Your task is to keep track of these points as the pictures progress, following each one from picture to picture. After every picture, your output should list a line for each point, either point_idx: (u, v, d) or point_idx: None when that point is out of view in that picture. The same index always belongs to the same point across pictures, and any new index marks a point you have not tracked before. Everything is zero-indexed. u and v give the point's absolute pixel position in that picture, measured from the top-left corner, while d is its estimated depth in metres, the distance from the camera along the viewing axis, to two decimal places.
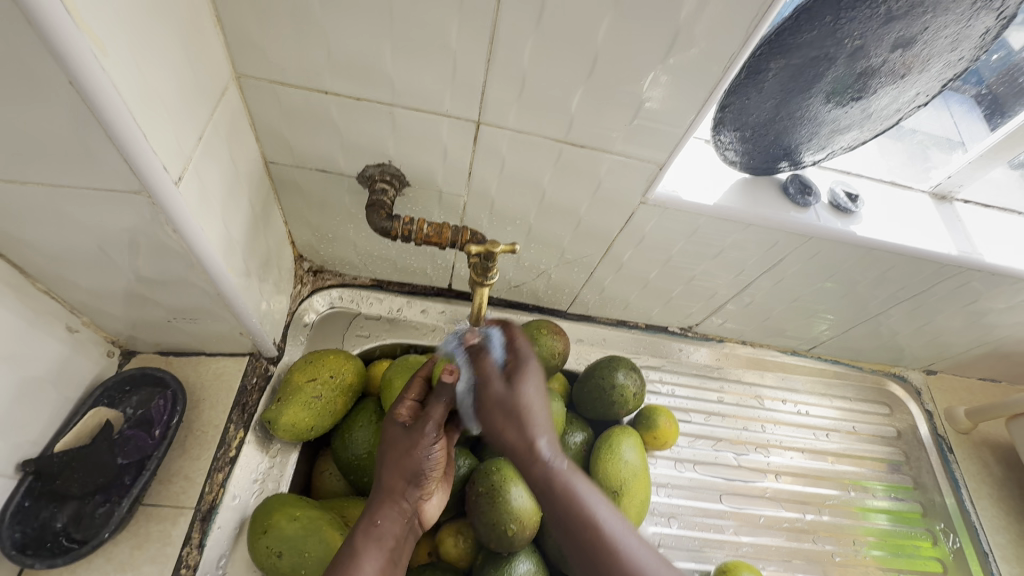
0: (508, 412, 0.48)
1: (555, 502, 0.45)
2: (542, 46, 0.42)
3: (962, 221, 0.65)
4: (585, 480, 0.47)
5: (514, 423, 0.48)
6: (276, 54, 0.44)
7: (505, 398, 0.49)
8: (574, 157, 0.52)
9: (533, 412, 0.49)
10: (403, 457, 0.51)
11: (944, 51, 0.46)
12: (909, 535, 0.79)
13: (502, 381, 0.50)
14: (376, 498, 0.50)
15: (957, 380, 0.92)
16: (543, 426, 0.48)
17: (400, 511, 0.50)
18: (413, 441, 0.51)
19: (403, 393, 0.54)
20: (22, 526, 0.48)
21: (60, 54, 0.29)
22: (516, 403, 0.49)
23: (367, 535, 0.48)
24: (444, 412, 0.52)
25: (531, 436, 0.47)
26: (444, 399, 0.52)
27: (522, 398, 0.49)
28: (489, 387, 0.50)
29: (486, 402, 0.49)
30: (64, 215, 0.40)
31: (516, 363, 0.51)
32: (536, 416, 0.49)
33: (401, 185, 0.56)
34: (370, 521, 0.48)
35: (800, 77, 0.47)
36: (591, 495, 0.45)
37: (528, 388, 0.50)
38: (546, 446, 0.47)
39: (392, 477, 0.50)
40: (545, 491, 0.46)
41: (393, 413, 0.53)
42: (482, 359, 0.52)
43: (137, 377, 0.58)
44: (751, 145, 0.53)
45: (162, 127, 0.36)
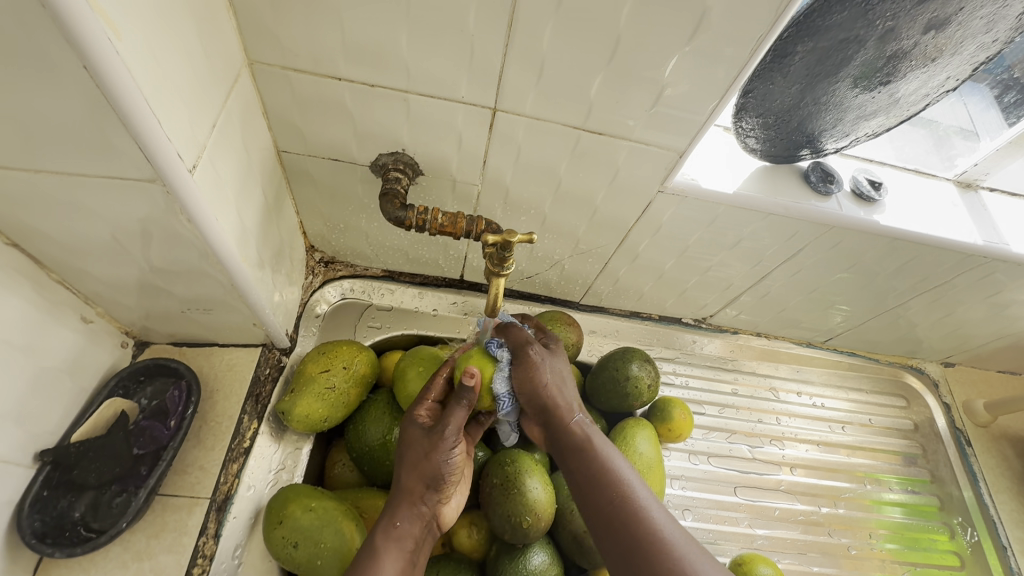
0: (548, 377, 0.51)
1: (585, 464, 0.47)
2: (563, 29, 0.41)
3: (988, 210, 0.64)
4: (617, 452, 0.48)
5: (544, 389, 0.50)
6: (290, 40, 0.43)
7: (543, 364, 0.51)
8: (591, 144, 0.51)
9: (565, 384, 0.51)
10: (421, 460, 0.49)
11: (978, 33, 0.44)
12: (925, 529, 0.78)
13: (540, 349, 0.52)
14: (396, 500, 0.49)
15: (975, 372, 0.90)
16: (574, 394, 0.51)
17: (418, 513, 0.49)
18: (432, 446, 0.49)
19: (423, 393, 0.52)
20: (42, 515, 0.48)
21: (74, 37, 0.28)
22: (549, 366, 0.52)
23: (387, 536, 0.46)
24: (462, 417, 0.49)
25: (566, 398, 0.50)
26: (465, 402, 0.49)
27: (556, 365, 0.52)
28: (523, 359, 0.50)
29: (519, 372, 0.50)
30: (78, 204, 0.40)
31: (544, 338, 0.56)
32: (568, 388, 0.51)
33: (414, 173, 0.55)
34: (391, 522, 0.47)
35: (827, 61, 0.45)
36: (620, 462, 0.47)
37: (555, 363, 0.52)
38: (580, 413, 0.50)
39: (411, 478, 0.49)
40: (576, 457, 0.48)
41: (414, 414, 0.51)
42: (517, 333, 0.52)
43: (152, 367, 0.57)
44: (773, 132, 0.52)
45: (176, 113, 0.36)
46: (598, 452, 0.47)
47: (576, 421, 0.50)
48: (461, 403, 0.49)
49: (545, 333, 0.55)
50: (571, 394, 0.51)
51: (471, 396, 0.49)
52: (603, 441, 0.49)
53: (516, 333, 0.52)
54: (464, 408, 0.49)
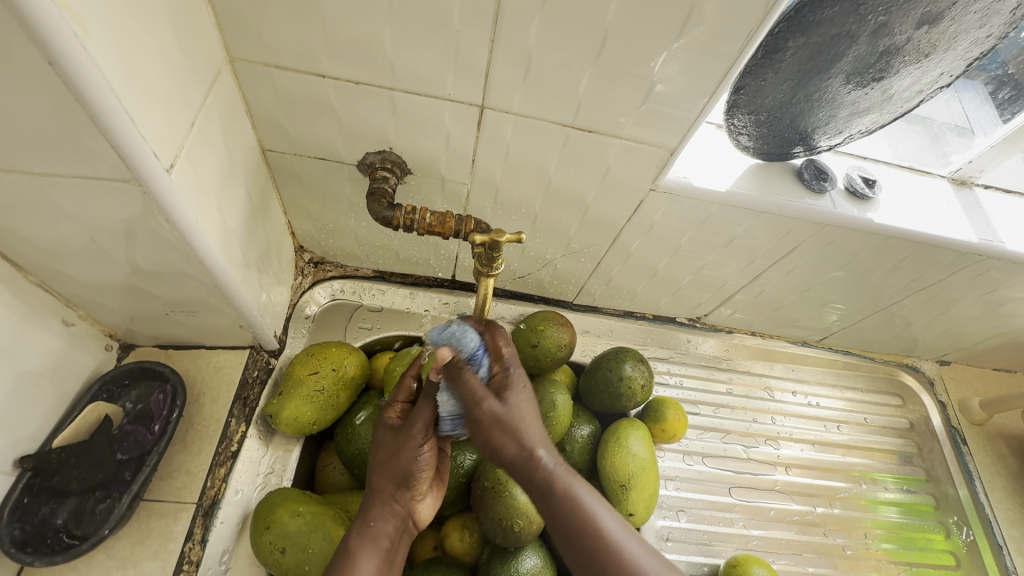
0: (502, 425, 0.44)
1: (553, 509, 0.43)
2: (549, 25, 0.40)
3: (983, 208, 0.63)
4: (588, 489, 0.44)
5: (511, 436, 0.44)
6: (271, 36, 0.42)
7: (503, 412, 0.44)
8: (581, 143, 0.50)
9: (526, 424, 0.44)
10: (393, 459, 0.48)
11: (972, 27, 0.43)
12: (921, 528, 0.78)
13: (493, 397, 0.44)
14: (369, 500, 0.48)
15: (971, 370, 0.90)
16: (538, 431, 0.45)
17: (393, 511, 0.48)
18: (402, 444, 0.48)
19: (393, 393, 0.51)
20: (22, 522, 0.48)
21: (38, 33, 0.27)
22: (512, 413, 0.44)
23: (362, 536, 0.46)
24: (431, 413, 0.47)
25: (530, 446, 0.44)
26: (432, 399, 0.47)
27: (516, 408, 0.44)
28: (479, 406, 0.44)
29: (480, 419, 0.44)
30: (53, 206, 0.39)
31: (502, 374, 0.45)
32: (531, 427, 0.44)
33: (402, 172, 0.54)
34: (365, 521, 0.47)
35: (819, 57, 0.44)
36: (594, 502, 0.43)
37: (518, 403, 0.45)
38: (546, 454, 0.44)
39: (382, 477, 0.48)
40: (552, 502, 0.43)
41: (384, 414, 0.50)
42: (464, 375, 0.44)
43: (136, 370, 0.56)
44: (765, 129, 0.51)
45: (151, 112, 0.35)
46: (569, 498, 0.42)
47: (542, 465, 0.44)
48: (429, 399, 0.47)
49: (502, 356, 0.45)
50: (538, 434, 0.44)
51: (440, 390, 0.47)
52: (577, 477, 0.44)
53: (460, 373, 0.44)
54: (431, 405, 0.47)
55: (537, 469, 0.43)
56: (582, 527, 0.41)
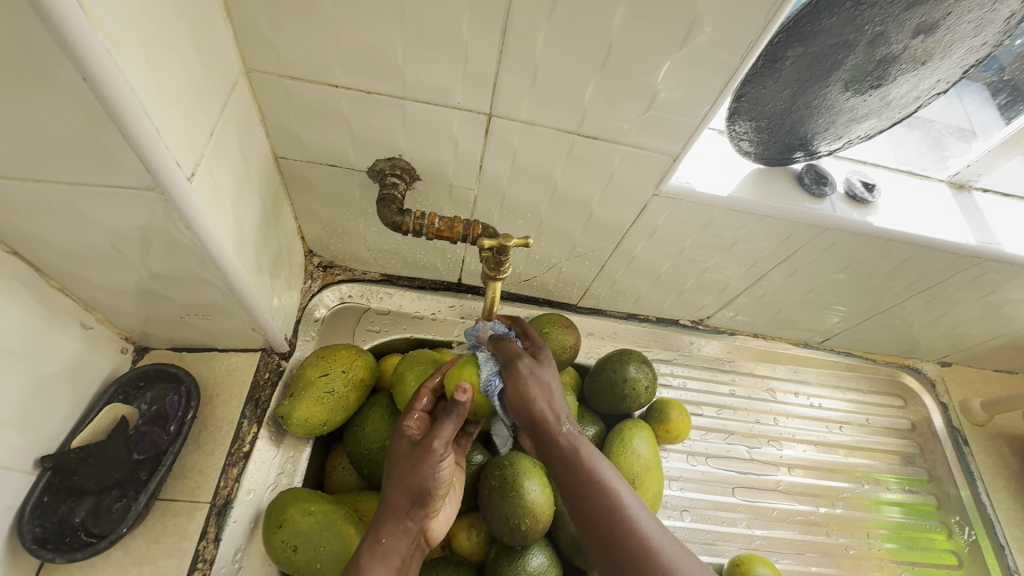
0: (535, 390, 0.51)
1: (572, 474, 0.47)
2: (556, 37, 0.42)
3: (981, 211, 0.64)
4: (608, 464, 0.48)
5: (539, 396, 0.51)
6: (286, 48, 0.44)
7: (530, 375, 0.51)
8: (586, 149, 0.51)
9: (553, 400, 0.51)
10: (408, 477, 0.48)
11: (967, 37, 0.45)
12: (923, 528, 0.79)
13: (529, 360, 0.52)
14: (382, 515, 0.48)
15: (972, 372, 0.91)
16: (563, 407, 0.51)
17: (405, 529, 0.48)
18: (419, 462, 0.48)
19: (411, 406, 0.53)
20: (42, 521, 0.49)
21: (73, 52, 0.28)
22: (542, 379, 0.52)
23: (373, 553, 0.46)
24: (453, 429, 0.49)
25: (554, 408, 0.50)
26: (455, 416, 0.49)
27: (547, 376, 0.52)
28: (514, 365, 0.52)
29: (512, 378, 0.51)
30: (77, 213, 0.40)
31: (533, 347, 0.55)
32: (557, 404, 0.51)
33: (411, 178, 0.55)
34: (377, 539, 0.47)
35: (818, 65, 0.46)
36: (612, 476, 0.47)
37: (545, 378, 0.52)
38: (568, 427, 0.49)
39: (397, 495, 0.48)
40: (570, 467, 0.47)
41: (403, 426, 0.51)
42: (505, 342, 0.54)
43: (151, 372, 0.58)
44: (766, 136, 0.52)
45: (174, 122, 0.36)
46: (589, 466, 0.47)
47: (563, 433, 0.49)
48: (453, 415, 0.49)
49: (528, 334, 0.57)
50: (562, 407, 0.51)
51: (463, 409, 0.49)
52: (595, 450, 0.49)
53: (502, 342, 0.54)
54: (454, 420, 0.49)
55: (559, 432, 0.49)
56: (597, 486, 0.45)
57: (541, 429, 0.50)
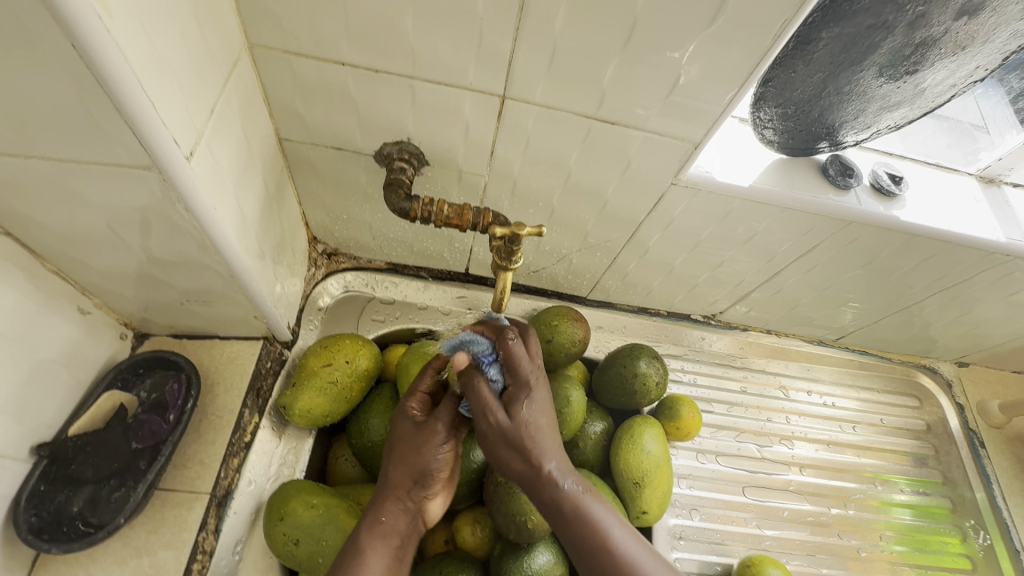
0: (521, 434, 0.45)
1: (564, 525, 0.45)
2: (575, 13, 0.39)
3: (1012, 206, 0.62)
4: (602, 506, 0.46)
5: (521, 451, 0.45)
6: (291, 22, 0.42)
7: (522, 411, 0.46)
8: (602, 135, 0.49)
9: (541, 437, 0.46)
10: (412, 454, 0.48)
11: (1013, 19, 0.42)
12: (936, 531, 0.77)
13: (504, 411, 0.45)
14: (382, 493, 0.48)
15: (990, 373, 0.89)
16: (555, 450, 0.46)
17: (404, 508, 0.48)
18: (421, 440, 0.49)
19: (414, 385, 0.51)
20: (38, 510, 0.48)
21: (62, 15, 0.26)
22: (523, 425, 0.45)
23: (372, 532, 0.46)
24: (453, 410, 0.49)
25: (539, 458, 0.45)
26: (455, 395, 0.49)
27: (531, 415, 0.46)
28: (489, 418, 0.45)
29: (489, 435, 0.46)
30: (72, 192, 0.38)
31: (515, 384, 0.46)
32: (546, 441, 0.46)
33: (420, 163, 0.53)
34: (376, 517, 0.47)
35: (852, 48, 0.43)
36: (605, 517, 0.45)
37: (534, 411, 0.46)
38: (557, 468, 0.46)
39: (399, 473, 0.48)
40: (563, 524, 0.45)
41: (403, 407, 0.51)
42: (477, 385, 0.46)
43: (151, 359, 0.57)
44: (792, 124, 0.50)
45: (172, 97, 0.34)
46: (580, 518, 0.44)
47: (553, 485, 0.45)
48: (453, 395, 0.49)
49: (516, 367, 0.46)
50: (551, 447, 0.46)
51: (469, 392, 0.49)
52: (588, 492, 0.46)
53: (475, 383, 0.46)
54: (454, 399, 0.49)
55: (547, 489, 0.45)
56: (592, 541, 0.44)
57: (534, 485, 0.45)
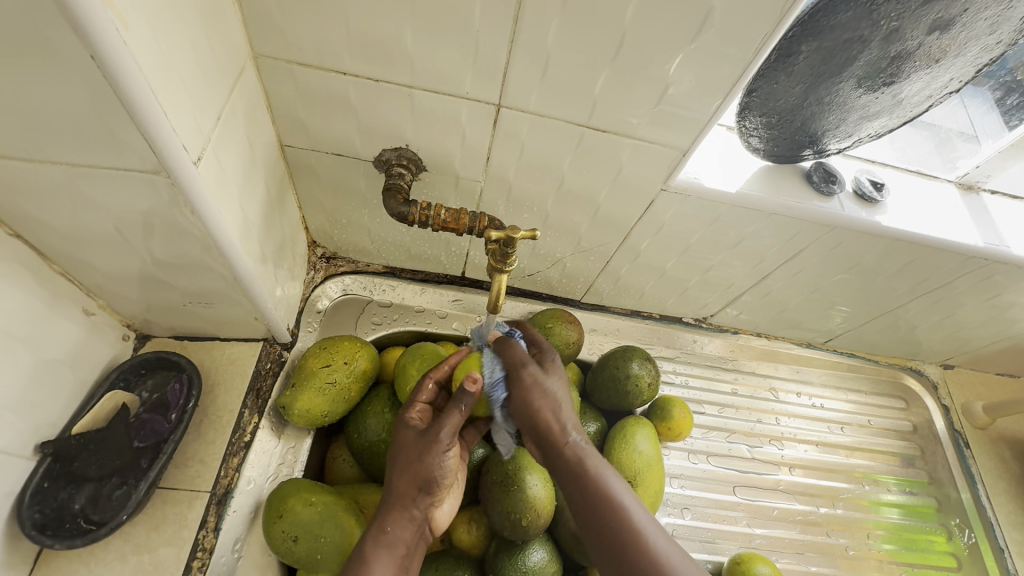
0: (539, 399, 0.51)
1: (578, 482, 0.47)
2: (567, 26, 0.41)
3: (989, 213, 0.64)
4: (614, 473, 0.48)
5: (548, 404, 0.50)
6: (295, 34, 0.43)
7: (540, 389, 0.51)
8: (595, 142, 0.51)
9: (562, 408, 0.51)
10: (415, 464, 0.49)
11: (983, 34, 0.44)
12: (923, 530, 0.79)
13: (536, 367, 0.53)
14: (387, 503, 0.48)
15: (974, 375, 0.91)
16: (572, 419, 0.50)
17: (410, 517, 0.48)
18: (425, 449, 0.49)
19: (414, 397, 0.53)
20: (41, 506, 0.48)
21: (81, 28, 0.28)
22: (547, 389, 0.51)
23: (378, 541, 0.46)
24: (459, 420, 0.50)
25: (562, 420, 0.50)
26: (462, 407, 0.50)
27: (554, 383, 0.52)
28: (524, 368, 0.52)
29: (522, 382, 0.52)
30: (81, 196, 0.40)
31: (541, 352, 0.55)
32: (565, 410, 0.51)
33: (418, 169, 0.55)
34: (382, 527, 0.47)
35: (832, 60, 0.45)
36: (617, 483, 0.46)
37: (555, 383, 0.52)
38: (575, 434, 0.49)
39: (403, 482, 0.48)
40: (575, 472, 0.47)
41: (406, 418, 0.52)
42: (510, 346, 0.54)
43: (152, 360, 0.58)
44: (776, 132, 0.52)
45: (181, 105, 0.36)
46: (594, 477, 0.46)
47: (571, 442, 0.49)
48: (460, 406, 0.50)
49: (523, 360, 0.53)
50: (570, 416, 0.50)
51: (470, 399, 0.50)
52: (605, 463, 0.48)
53: (508, 343, 0.54)
54: (461, 412, 0.50)
55: (565, 443, 0.49)
56: (601, 498, 0.45)
57: (551, 440, 0.49)
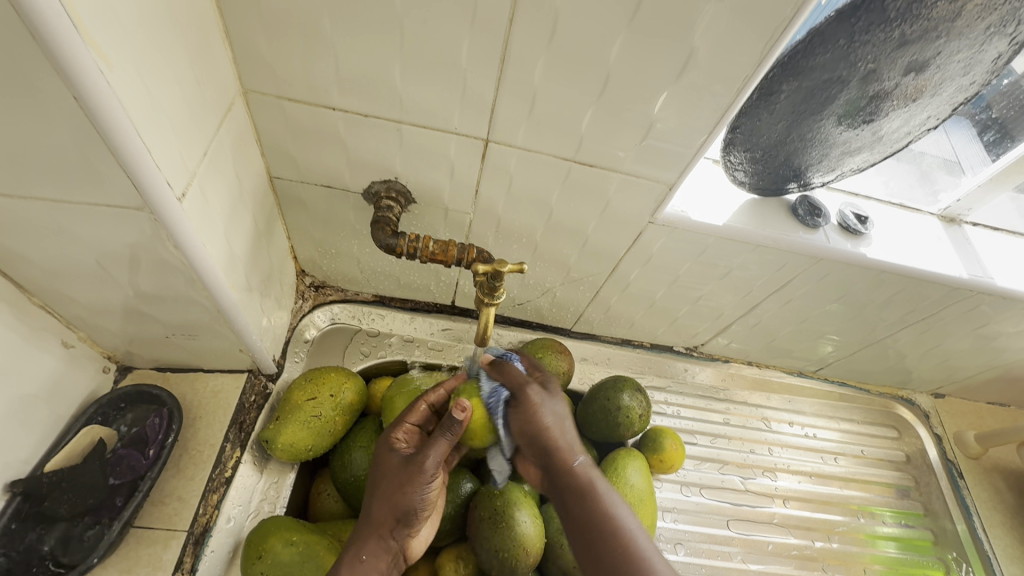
0: (542, 415, 0.52)
1: (574, 496, 0.49)
2: (553, 66, 0.42)
3: (972, 244, 0.65)
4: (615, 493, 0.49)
5: (546, 426, 0.52)
6: (285, 71, 0.44)
7: (543, 404, 0.53)
8: (582, 176, 0.51)
9: (561, 427, 0.52)
10: (396, 493, 0.49)
11: (956, 75, 0.45)
12: (919, 564, 0.77)
13: (537, 387, 0.54)
14: (364, 530, 0.49)
15: (965, 404, 0.91)
16: (574, 436, 0.52)
17: (386, 547, 0.49)
18: (408, 481, 0.49)
19: (403, 418, 0.52)
20: (7, 549, 0.47)
21: (65, 70, 0.28)
22: (546, 407, 0.53)
23: (353, 569, 0.46)
24: (445, 450, 0.50)
25: (563, 441, 0.51)
26: (450, 436, 0.50)
27: (549, 407, 0.53)
28: (524, 390, 0.53)
29: (524, 403, 0.52)
30: (63, 231, 0.39)
31: (542, 375, 0.56)
32: (566, 430, 0.52)
33: (406, 202, 0.55)
34: (357, 555, 0.47)
35: (812, 99, 0.46)
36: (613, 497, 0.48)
37: (546, 405, 0.53)
38: (577, 452, 0.51)
39: (383, 511, 0.49)
40: (577, 496, 0.49)
41: (393, 440, 0.52)
42: (507, 367, 0.55)
43: (132, 394, 0.56)
44: (761, 166, 0.53)
45: (166, 142, 0.36)
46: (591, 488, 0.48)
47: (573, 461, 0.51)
48: (448, 434, 0.50)
49: (537, 368, 0.57)
50: (572, 436, 0.52)
51: (459, 428, 0.50)
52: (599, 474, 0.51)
53: (505, 365, 0.55)
54: (447, 440, 0.50)
55: (568, 460, 0.50)
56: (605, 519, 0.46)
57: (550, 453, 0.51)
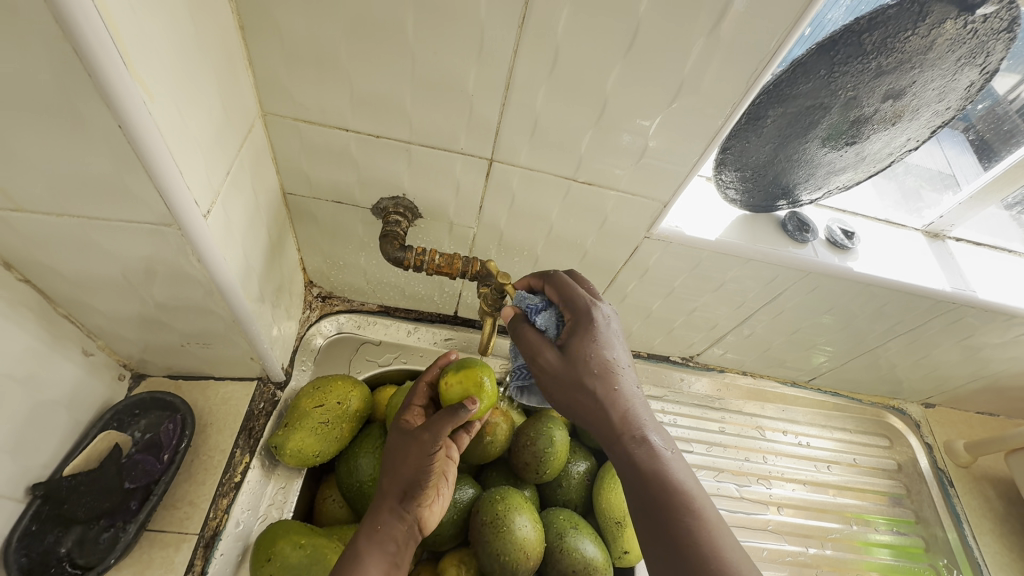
0: (574, 378, 0.46)
1: (636, 474, 0.42)
2: (555, 93, 0.45)
3: (954, 258, 0.68)
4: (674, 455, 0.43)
5: (586, 390, 0.45)
6: (302, 95, 0.47)
7: (568, 365, 0.46)
8: (582, 193, 0.54)
9: (605, 373, 0.45)
10: (404, 465, 0.50)
11: (933, 102, 0.48)
12: (911, 570, 0.78)
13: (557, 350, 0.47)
14: (378, 502, 0.49)
15: (955, 413, 0.93)
16: (622, 386, 0.46)
17: (400, 515, 0.49)
18: (413, 451, 0.50)
19: (409, 399, 0.56)
20: (27, 551, 0.48)
21: (113, 102, 0.31)
22: (580, 369, 0.46)
23: (369, 538, 0.47)
24: (448, 424, 0.50)
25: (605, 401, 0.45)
26: (455, 413, 0.50)
27: (590, 361, 0.46)
28: (540, 359, 0.48)
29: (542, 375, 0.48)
30: (92, 244, 0.42)
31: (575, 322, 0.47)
32: (613, 380, 0.46)
33: (413, 216, 0.58)
34: (372, 525, 0.48)
35: (797, 123, 0.49)
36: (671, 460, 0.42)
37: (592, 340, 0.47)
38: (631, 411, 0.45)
39: (392, 482, 0.50)
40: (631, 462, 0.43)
41: (402, 420, 0.54)
42: (524, 333, 0.49)
43: (147, 400, 0.58)
44: (751, 184, 0.56)
45: (195, 163, 0.38)
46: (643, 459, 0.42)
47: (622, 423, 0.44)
48: (452, 414, 0.50)
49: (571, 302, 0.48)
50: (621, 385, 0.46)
51: (468, 411, 0.50)
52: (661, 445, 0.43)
53: (523, 332, 0.49)
54: (450, 416, 0.50)
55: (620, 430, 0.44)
56: (664, 492, 0.40)
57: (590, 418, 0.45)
